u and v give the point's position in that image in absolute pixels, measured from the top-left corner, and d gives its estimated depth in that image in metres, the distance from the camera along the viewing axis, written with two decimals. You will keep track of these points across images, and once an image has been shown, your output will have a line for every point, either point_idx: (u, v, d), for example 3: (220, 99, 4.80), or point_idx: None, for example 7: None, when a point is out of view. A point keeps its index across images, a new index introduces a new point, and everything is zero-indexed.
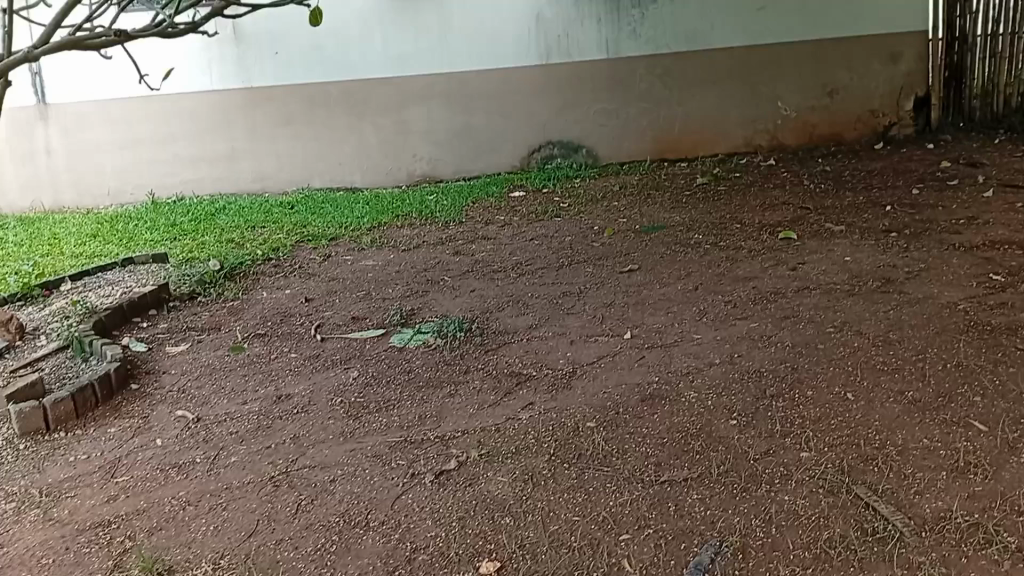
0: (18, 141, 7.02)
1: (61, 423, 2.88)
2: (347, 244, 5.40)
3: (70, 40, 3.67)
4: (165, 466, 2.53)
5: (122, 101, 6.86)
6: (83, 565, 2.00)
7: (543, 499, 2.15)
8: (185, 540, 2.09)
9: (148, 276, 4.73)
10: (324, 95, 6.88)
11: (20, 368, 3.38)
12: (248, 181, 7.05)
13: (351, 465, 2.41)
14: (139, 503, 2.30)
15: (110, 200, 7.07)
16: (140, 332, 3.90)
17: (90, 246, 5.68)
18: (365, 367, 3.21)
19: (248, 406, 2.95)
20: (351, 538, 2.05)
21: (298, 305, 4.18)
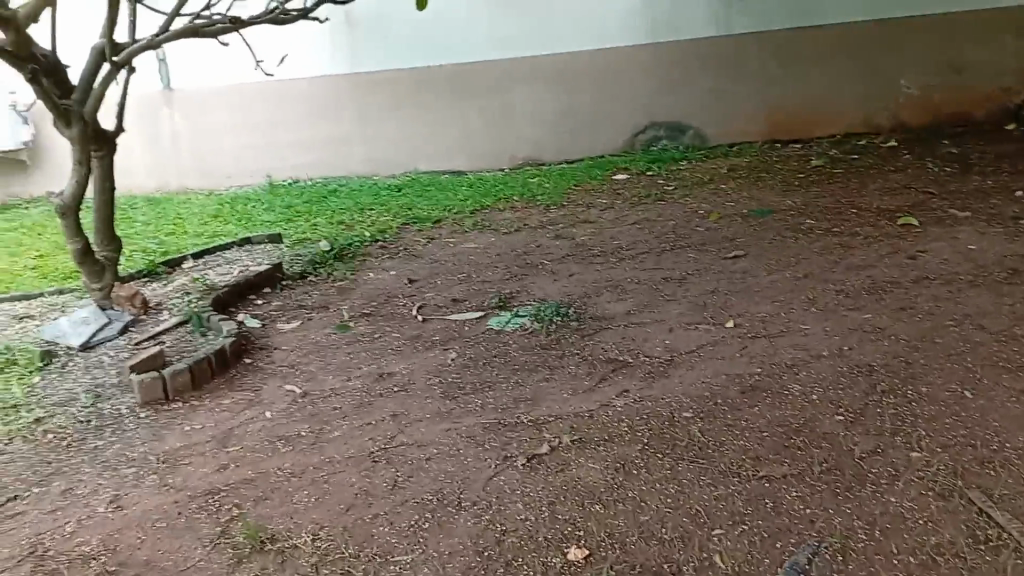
0: (145, 124, 7.28)
1: (179, 393, 3.05)
2: (450, 227, 5.47)
3: (188, 27, 3.89)
4: (273, 438, 2.64)
5: (240, 87, 7.14)
6: (193, 529, 2.12)
7: (635, 489, 2.12)
8: (288, 510, 2.18)
9: (264, 255, 4.94)
10: (430, 78, 6.97)
11: (145, 341, 3.60)
12: (358, 163, 7.24)
13: (446, 445, 2.45)
14: (246, 473, 2.41)
15: (229, 182, 7.34)
16: (254, 308, 4.09)
17: (212, 227, 5.97)
18: (464, 349, 3.25)
19: (352, 382, 3.05)
20: (443, 517, 2.08)
21: (401, 286, 4.27)
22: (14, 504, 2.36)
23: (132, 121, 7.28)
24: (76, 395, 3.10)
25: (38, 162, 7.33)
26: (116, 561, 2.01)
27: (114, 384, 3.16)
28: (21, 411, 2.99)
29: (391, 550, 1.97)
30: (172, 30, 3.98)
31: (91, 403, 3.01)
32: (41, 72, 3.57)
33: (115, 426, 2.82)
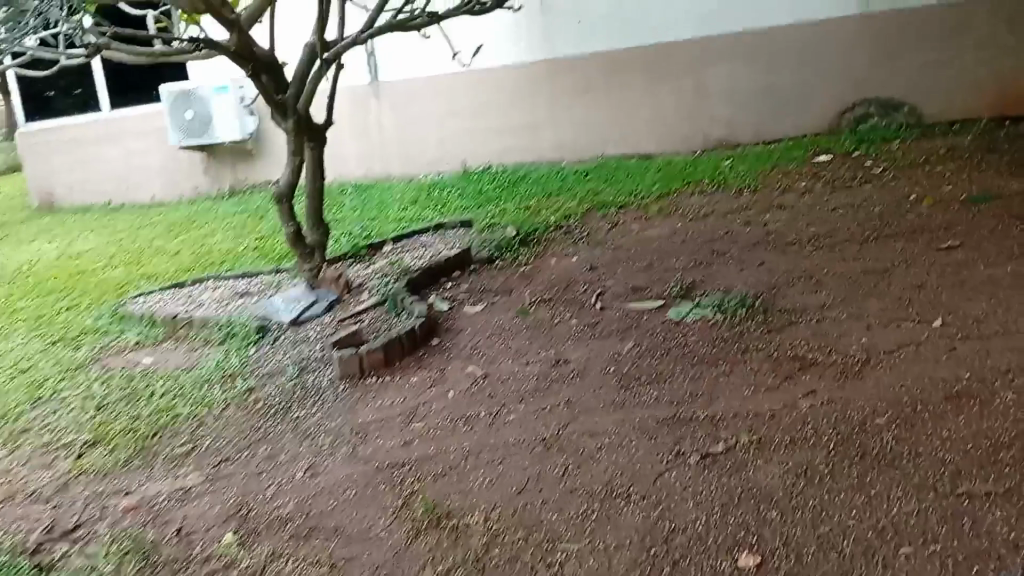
0: (356, 116, 7.75)
1: (373, 369, 3.25)
2: (635, 212, 5.42)
3: (391, 24, 4.12)
4: (454, 417, 2.76)
5: (438, 78, 7.45)
6: (377, 500, 2.26)
7: (815, 497, 2.00)
8: (464, 489, 2.27)
9: (456, 240, 5.15)
10: (623, 62, 6.90)
11: (346, 320, 3.88)
12: (548, 149, 7.33)
13: (620, 436, 2.44)
14: (427, 450, 2.54)
15: (429, 168, 7.69)
16: (443, 291, 4.28)
17: (410, 212, 6.30)
18: (642, 338, 3.21)
19: (530, 367, 3.11)
20: (611, 508, 2.08)
21: (583, 272, 4.29)
22: (226, 465, 2.64)
23: (345, 114, 7.78)
24: (283, 368, 3.40)
25: (262, 153, 8.09)
26: (309, 525, 2.20)
27: (316, 358, 3.44)
28: (238, 380, 3.34)
29: (558, 537, 2.00)
30: (376, 26, 4.23)
31: (296, 375, 3.30)
32: (260, 70, 3.94)
33: (316, 398, 3.08)
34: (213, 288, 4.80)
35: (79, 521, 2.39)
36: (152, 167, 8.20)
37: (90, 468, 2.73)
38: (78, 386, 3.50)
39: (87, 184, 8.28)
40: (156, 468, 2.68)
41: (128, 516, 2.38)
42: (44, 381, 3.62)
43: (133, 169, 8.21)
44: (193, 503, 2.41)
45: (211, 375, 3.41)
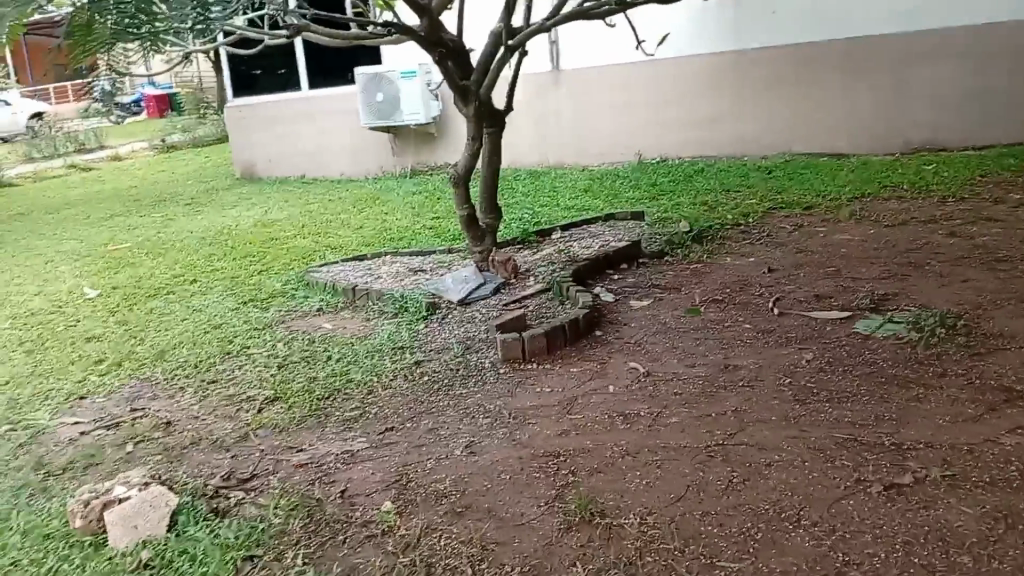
0: (534, 103, 7.75)
1: (534, 355, 3.25)
2: (821, 214, 5.09)
3: (577, 10, 4.06)
4: (613, 412, 2.70)
5: (621, 66, 7.32)
6: (532, 488, 2.25)
7: (1017, 548, 1.78)
8: (620, 488, 2.21)
9: (626, 232, 5.06)
10: (818, 55, 6.50)
11: (512, 303, 3.90)
12: (729, 144, 7.05)
13: (791, 454, 2.29)
14: (583, 443, 2.49)
15: (603, 159, 7.61)
16: (610, 283, 4.20)
17: (581, 201, 6.27)
18: (822, 352, 2.99)
19: (696, 369, 2.99)
20: (778, 531, 1.95)
21: (760, 274, 4.08)
22: (390, 434, 2.73)
23: (523, 100, 7.79)
24: (449, 346, 3.48)
25: (444, 135, 8.35)
26: (463, 503, 2.21)
27: (480, 339, 3.49)
28: (406, 353, 3.45)
29: (717, 553, 1.90)
30: (562, 13, 4.19)
31: (460, 353, 3.36)
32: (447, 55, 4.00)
33: (478, 377, 3.12)
34: (390, 263, 5.01)
35: (254, 473, 2.54)
36: (341, 146, 8.68)
37: (268, 423, 2.91)
38: (262, 344, 3.76)
39: (284, 158, 8.92)
40: (326, 430, 2.81)
41: (297, 472, 2.51)
42: (235, 336, 3.91)
43: (324, 147, 8.74)
44: (357, 467, 2.50)
45: (382, 346, 3.55)
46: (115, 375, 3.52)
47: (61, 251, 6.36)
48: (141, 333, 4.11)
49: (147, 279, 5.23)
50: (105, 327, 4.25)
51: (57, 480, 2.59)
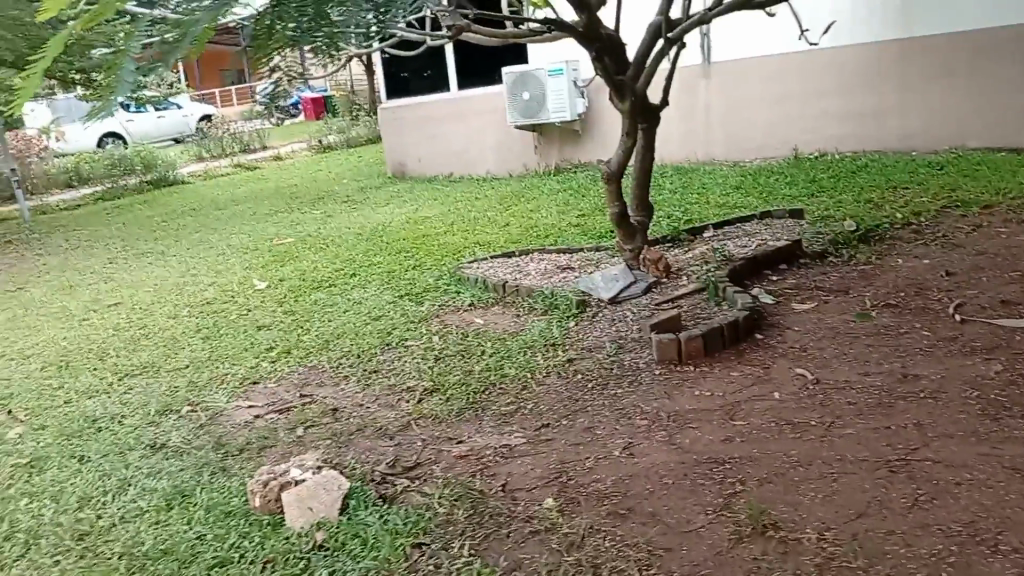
0: (684, 98, 7.56)
1: (690, 357, 3.16)
2: (1004, 214, 4.68)
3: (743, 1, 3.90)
4: (780, 421, 2.58)
5: (777, 58, 7.02)
6: (698, 495, 2.18)
7: None
8: (793, 500, 2.10)
9: (784, 230, 4.85)
10: (998, 42, 6.02)
11: (665, 304, 3.82)
12: (894, 138, 6.63)
13: (984, 473, 2.11)
14: (749, 451, 2.40)
15: (755, 154, 7.32)
16: (769, 284, 4.03)
17: (732, 198, 6.07)
18: (1014, 364, 2.74)
19: (870, 378, 2.81)
20: (974, 556, 1.81)
21: (937, 278, 3.79)
22: (547, 430, 2.73)
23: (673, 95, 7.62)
24: (603, 344, 3.45)
25: (591, 130, 8.32)
26: (626, 505, 2.17)
27: (634, 339, 3.43)
28: (559, 350, 3.45)
29: None
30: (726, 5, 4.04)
31: (614, 352, 3.33)
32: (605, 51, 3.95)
33: (634, 377, 3.07)
34: (538, 259, 5.04)
35: (417, 461, 2.60)
36: (488, 145, 8.82)
37: (428, 413, 2.99)
38: (419, 337, 3.87)
39: (434, 157, 9.17)
40: (484, 423, 2.86)
41: (459, 463, 2.56)
42: (393, 328, 4.05)
43: (471, 146, 8.91)
44: (516, 462, 2.52)
45: (535, 341, 3.57)
46: (285, 363, 3.72)
47: (231, 245, 6.81)
48: (307, 324, 4.32)
49: (309, 273, 5.50)
50: (274, 316, 4.51)
51: (237, 459, 2.76)
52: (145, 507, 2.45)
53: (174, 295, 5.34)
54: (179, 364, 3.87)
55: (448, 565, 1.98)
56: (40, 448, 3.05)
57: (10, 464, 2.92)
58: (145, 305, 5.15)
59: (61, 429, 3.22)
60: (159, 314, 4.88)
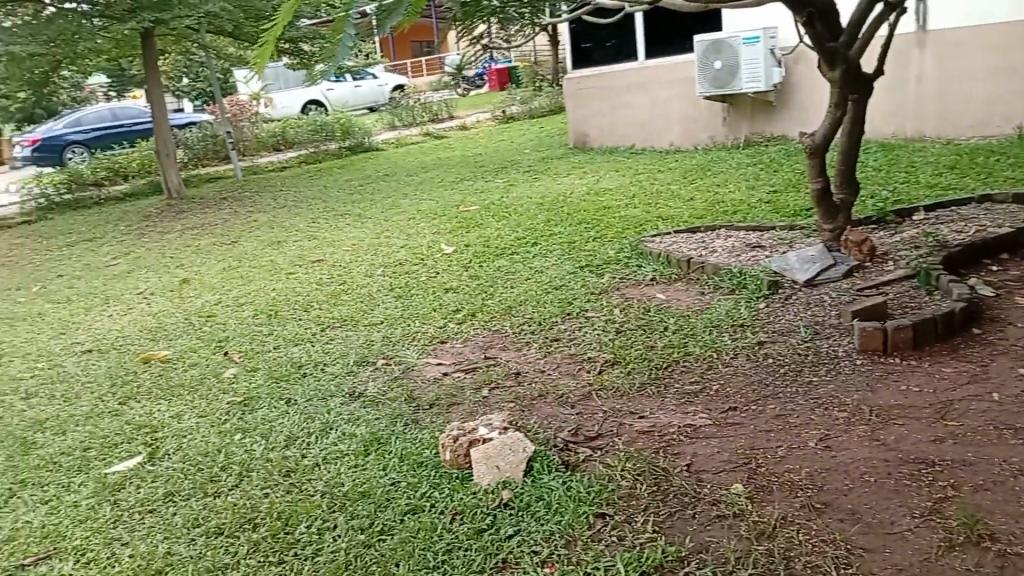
0: (894, 70, 6.91)
1: (897, 349, 2.93)
2: None
3: None
4: (999, 425, 2.33)
5: (1009, 25, 6.30)
6: (902, 496, 2.02)
7: None
8: (1015, 512, 1.90)
9: (1008, 216, 4.37)
10: None
11: (868, 290, 3.57)
12: None
13: None
14: (963, 454, 2.19)
15: (972, 132, 6.67)
16: (989, 274, 3.66)
17: (945, 178, 5.56)
18: None
19: None
20: None
21: None
22: (734, 413, 2.63)
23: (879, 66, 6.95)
24: (796, 329, 3.28)
25: (787, 104, 7.88)
26: (821, 499, 2.06)
27: (831, 325, 3.23)
28: (748, 331, 3.32)
29: None
30: None
31: (809, 338, 3.15)
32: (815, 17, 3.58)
33: (830, 366, 2.89)
34: (726, 236, 4.86)
35: (599, 432, 2.60)
36: (674, 117, 8.59)
37: (610, 385, 2.97)
38: (601, 309, 3.85)
39: (616, 128, 9.06)
40: (667, 400, 2.81)
41: (642, 438, 2.52)
42: (574, 298, 4.07)
43: (655, 118, 8.72)
44: (702, 443, 2.45)
45: (722, 321, 3.46)
46: (470, 325, 3.84)
47: (420, 210, 7.09)
48: (491, 289, 4.42)
49: (493, 240, 5.62)
50: (459, 280, 4.66)
51: (426, 413, 2.88)
52: (345, 451, 2.62)
53: (368, 255, 5.64)
54: (373, 320, 4.09)
55: (632, 539, 1.97)
56: (253, 388, 3.32)
57: (229, 401, 3.21)
58: (343, 263, 5.47)
59: (271, 372, 3.50)
60: (355, 272, 5.18)
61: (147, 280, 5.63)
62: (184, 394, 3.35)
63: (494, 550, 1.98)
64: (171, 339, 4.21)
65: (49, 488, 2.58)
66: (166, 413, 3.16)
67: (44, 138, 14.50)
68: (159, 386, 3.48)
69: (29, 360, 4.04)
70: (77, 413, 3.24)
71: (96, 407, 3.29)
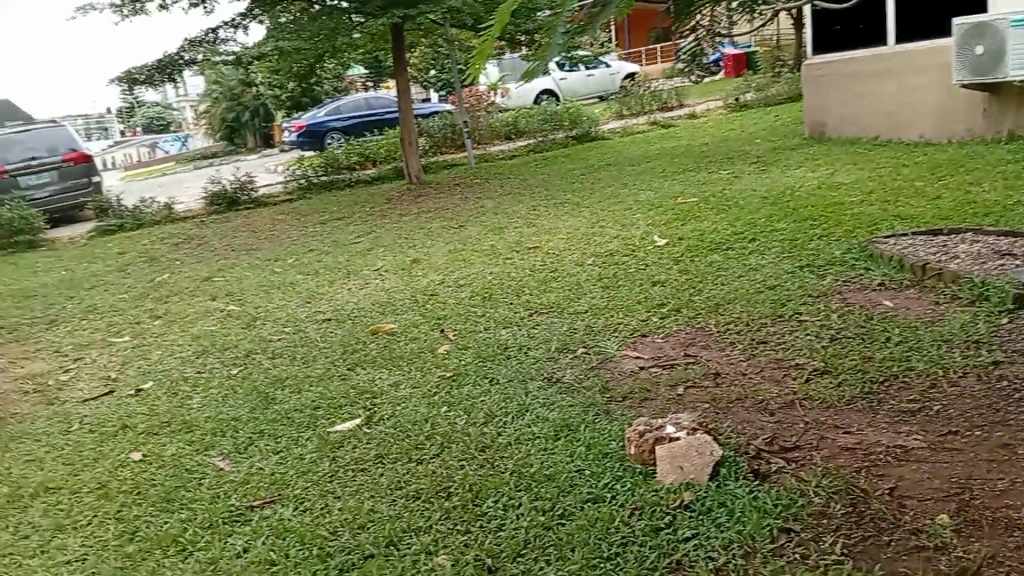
0: None
1: None
2: None
3: None
4: None
5: None
6: None
7: None
8: None
9: None
10: None
11: None
12: None
13: None
14: None
15: None
16: None
17: None
18: None
19: None
20: None
21: None
22: (954, 438, 2.41)
23: None
24: None
25: None
26: None
27: None
28: (983, 349, 3.00)
29: None
30: None
31: None
32: None
33: None
34: (972, 241, 4.39)
35: (796, 444, 2.49)
36: (925, 108, 7.79)
37: (814, 395, 2.82)
38: (816, 312, 3.66)
39: (859, 117, 8.45)
40: (878, 416, 2.62)
41: (842, 455, 2.38)
42: (788, 299, 3.88)
43: (904, 108, 7.98)
44: (911, 467, 2.27)
45: (954, 336, 3.15)
46: (674, 320, 3.80)
47: (639, 201, 7.07)
48: (700, 284, 4.33)
49: (709, 233, 5.49)
50: (670, 274, 4.61)
51: (618, 406, 2.91)
52: (537, 433, 2.72)
53: (583, 244, 5.73)
54: (580, 308, 4.17)
55: (816, 559, 1.89)
56: (462, 365, 3.54)
57: (440, 376, 3.45)
58: (557, 251, 5.62)
59: (481, 352, 3.70)
60: (568, 260, 5.30)
61: (383, 258, 6.13)
62: (402, 366, 3.64)
63: (670, 551, 1.98)
64: (396, 314, 4.57)
65: (282, 440, 2.93)
66: (384, 382, 3.46)
67: (309, 125, 16.04)
68: (382, 356, 3.81)
69: (279, 324, 4.57)
70: (312, 375, 3.64)
71: (328, 371, 3.67)
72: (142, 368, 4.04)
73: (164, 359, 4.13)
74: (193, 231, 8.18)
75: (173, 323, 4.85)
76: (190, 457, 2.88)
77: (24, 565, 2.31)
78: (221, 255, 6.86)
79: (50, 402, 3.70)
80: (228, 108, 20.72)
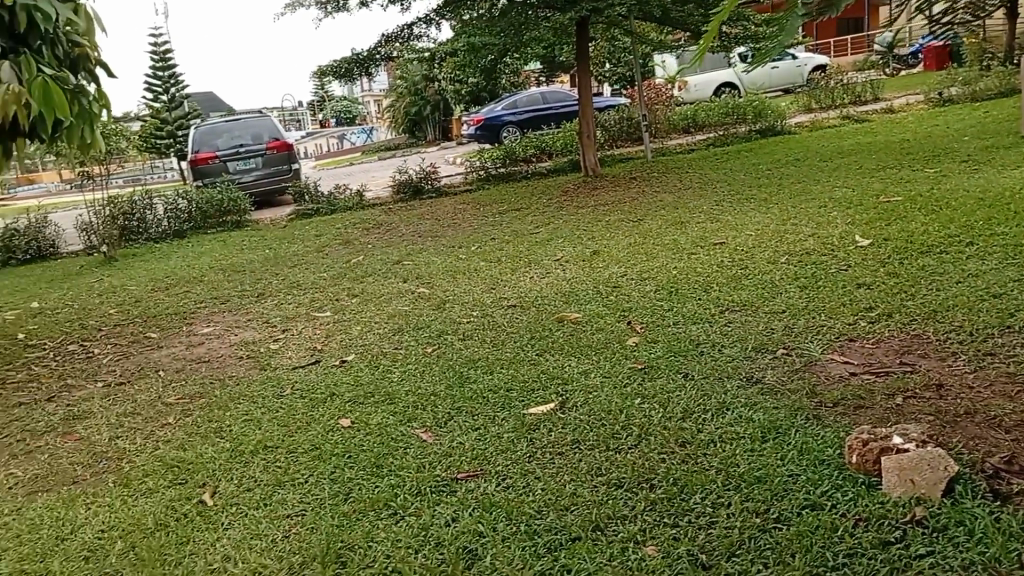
0: None
1: None
2: None
3: None
4: None
5: None
6: None
7: None
8: None
9: None
10: None
11: None
12: None
13: None
14: None
15: None
16: None
17: None
18: None
19: None
20: None
21: None
22: None
23: None
24: None
25: None
26: None
27: None
28: None
29: None
30: None
31: None
32: None
33: None
34: None
35: None
36: None
37: None
38: None
39: None
40: None
41: None
42: (1016, 309, 3.53)
43: None
44: None
45: None
46: (884, 326, 3.55)
47: (833, 198, 6.69)
48: (911, 289, 4.02)
49: (918, 235, 5.10)
50: (875, 276, 4.32)
51: (829, 411, 2.75)
52: (742, 433, 2.63)
53: (773, 241, 5.50)
54: (776, 308, 3.99)
55: None
56: (653, 358, 3.49)
57: (631, 367, 3.41)
58: (746, 247, 5.42)
59: (672, 346, 3.63)
60: (758, 257, 5.10)
61: (564, 249, 6.16)
62: (592, 355, 3.63)
63: (902, 566, 1.84)
64: (581, 303, 4.58)
65: (479, 418, 3.01)
66: (576, 369, 3.46)
67: (487, 118, 16.42)
68: (571, 344, 3.82)
69: (468, 308, 4.70)
70: (504, 358, 3.71)
71: (519, 355, 3.73)
72: (344, 341, 4.28)
73: (364, 335, 4.35)
74: (382, 216, 8.60)
75: (368, 301, 5.11)
76: (395, 427, 3.02)
77: (252, 515, 2.50)
78: (408, 240, 7.16)
79: (264, 366, 4.00)
80: (410, 102, 21.62)
